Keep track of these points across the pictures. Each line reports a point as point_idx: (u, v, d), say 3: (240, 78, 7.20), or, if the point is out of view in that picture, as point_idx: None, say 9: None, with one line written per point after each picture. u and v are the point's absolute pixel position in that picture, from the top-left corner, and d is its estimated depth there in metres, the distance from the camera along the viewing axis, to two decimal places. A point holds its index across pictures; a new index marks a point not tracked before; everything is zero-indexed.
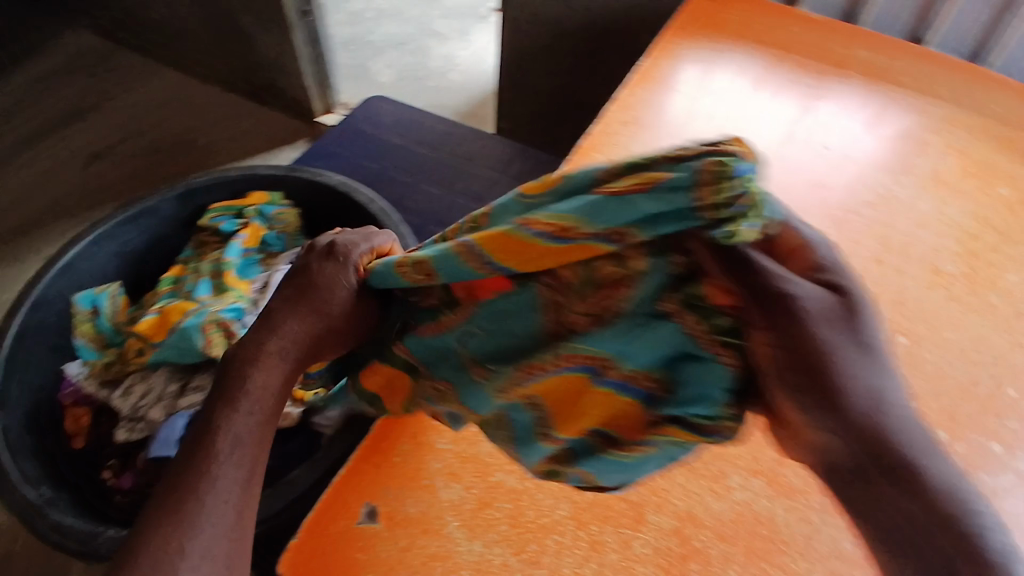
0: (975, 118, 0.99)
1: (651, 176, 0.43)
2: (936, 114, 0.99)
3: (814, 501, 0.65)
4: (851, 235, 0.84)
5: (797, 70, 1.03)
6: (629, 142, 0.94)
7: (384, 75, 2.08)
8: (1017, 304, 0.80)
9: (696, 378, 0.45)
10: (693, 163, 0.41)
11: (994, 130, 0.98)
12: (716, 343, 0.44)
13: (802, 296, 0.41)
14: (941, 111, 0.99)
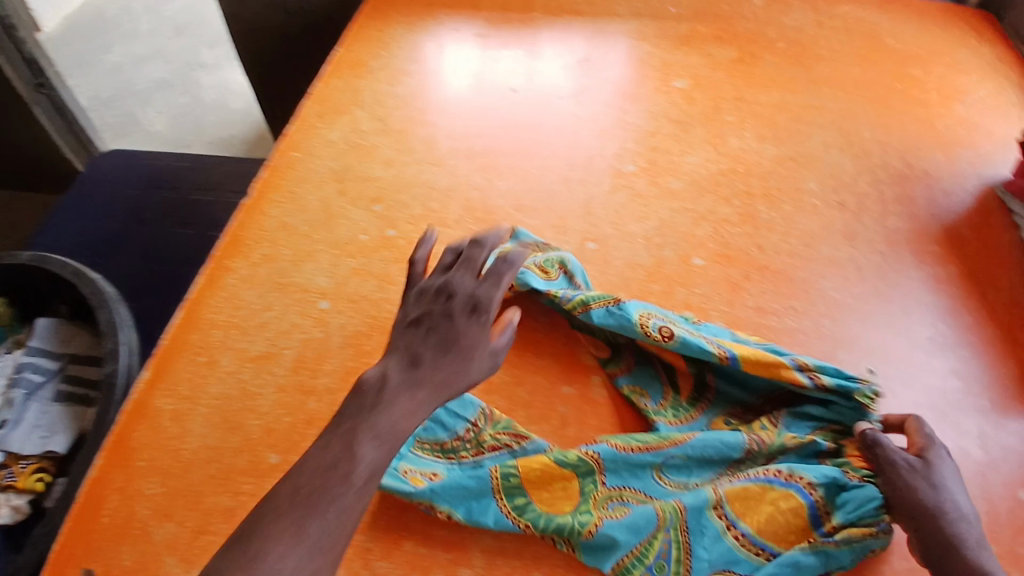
0: (638, 26, 1.09)
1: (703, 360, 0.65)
2: (605, 32, 1.08)
3: (522, 403, 0.68)
4: (538, 157, 0.90)
5: (479, 28, 1.09)
6: (326, 130, 0.94)
7: (158, 121, 1.99)
8: (691, 167, 0.88)
9: (696, 451, 0.61)
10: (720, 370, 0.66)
11: (655, 33, 1.08)
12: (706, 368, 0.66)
13: (934, 480, 0.57)
14: (611, 29, 1.08)
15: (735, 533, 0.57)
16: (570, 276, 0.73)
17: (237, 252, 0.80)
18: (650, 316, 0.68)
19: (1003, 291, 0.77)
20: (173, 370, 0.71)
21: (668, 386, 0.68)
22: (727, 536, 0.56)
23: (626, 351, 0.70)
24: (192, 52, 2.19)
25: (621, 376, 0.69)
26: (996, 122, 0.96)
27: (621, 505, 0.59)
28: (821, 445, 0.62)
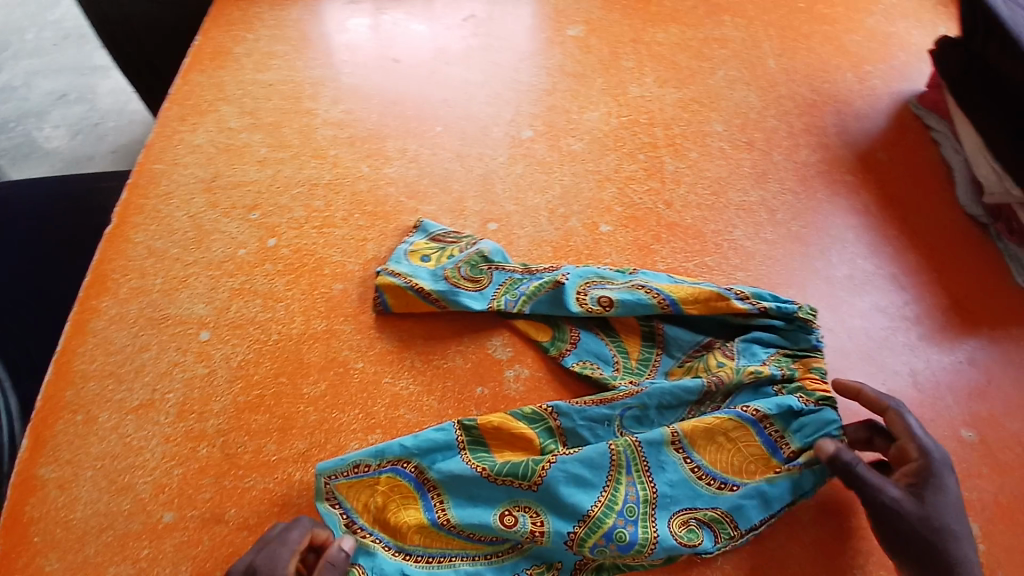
0: None
1: (627, 300, 0.63)
2: None
3: (431, 407, 0.62)
4: (434, 136, 0.83)
5: None
6: (191, 134, 0.84)
7: (55, 138, 1.78)
8: (593, 126, 0.82)
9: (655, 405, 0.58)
10: (644, 306, 0.63)
11: None
12: (618, 309, 0.63)
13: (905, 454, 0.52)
14: None
15: (693, 466, 0.55)
16: (499, 269, 0.69)
17: (103, 290, 0.71)
18: (589, 287, 0.66)
19: (925, 213, 0.74)
20: (47, 435, 0.63)
21: (617, 353, 0.63)
22: (684, 468, 0.55)
23: (569, 326, 0.65)
24: (81, 54, 1.95)
25: (570, 353, 0.63)
26: (904, 31, 0.91)
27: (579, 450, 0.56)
28: (776, 371, 0.59)
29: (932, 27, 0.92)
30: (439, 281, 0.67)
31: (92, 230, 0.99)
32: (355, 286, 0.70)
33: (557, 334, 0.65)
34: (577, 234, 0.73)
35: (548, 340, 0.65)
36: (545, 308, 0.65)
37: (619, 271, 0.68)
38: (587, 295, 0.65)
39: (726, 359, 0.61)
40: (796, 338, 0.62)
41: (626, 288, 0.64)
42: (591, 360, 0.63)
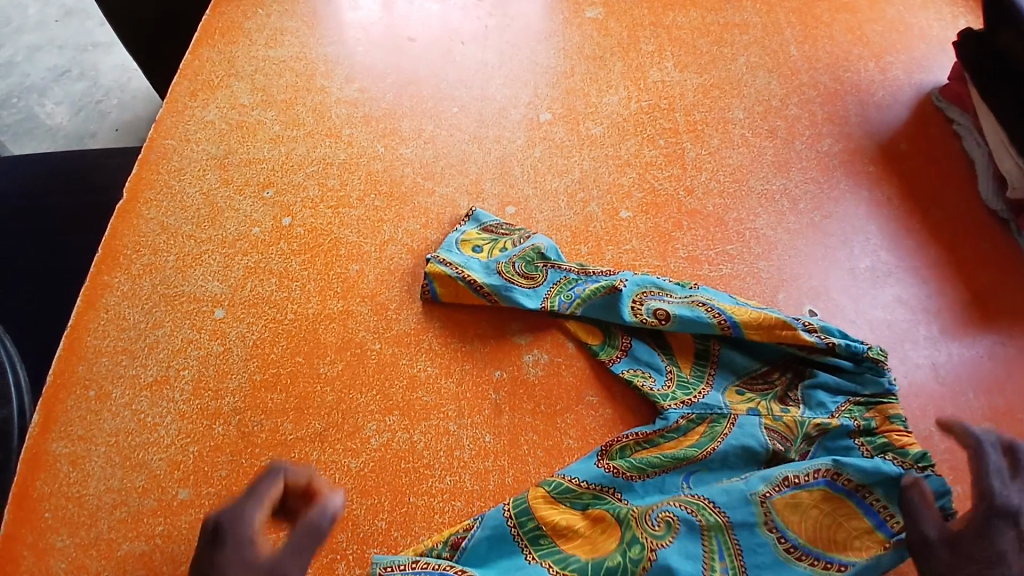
0: None
1: (688, 315, 0.61)
2: None
3: (449, 390, 0.61)
4: (450, 116, 0.82)
5: None
6: (202, 109, 0.83)
7: (58, 115, 1.76)
8: (611, 110, 0.81)
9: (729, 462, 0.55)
10: (702, 325, 0.60)
11: None
12: (675, 324, 0.61)
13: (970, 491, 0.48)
14: None
15: (786, 544, 0.50)
16: (553, 267, 0.67)
17: (114, 265, 0.70)
18: (646, 297, 0.63)
19: (946, 205, 0.74)
20: (60, 411, 0.62)
21: (670, 365, 0.61)
22: (778, 547, 0.50)
23: (621, 332, 0.63)
24: (83, 29, 1.91)
25: (620, 359, 0.62)
26: (928, 21, 0.90)
27: (668, 520, 0.52)
28: (848, 422, 0.55)
29: (956, 18, 0.91)
30: (492, 274, 0.66)
31: (102, 206, 0.98)
32: (371, 267, 0.69)
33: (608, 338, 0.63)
34: (596, 219, 0.72)
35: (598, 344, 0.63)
36: (596, 312, 0.63)
37: (680, 284, 0.65)
38: (645, 305, 0.63)
39: (788, 404, 0.57)
40: (870, 382, 0.58)
41: (688, 303, 0.62)
42: (640, 373, 0.61)
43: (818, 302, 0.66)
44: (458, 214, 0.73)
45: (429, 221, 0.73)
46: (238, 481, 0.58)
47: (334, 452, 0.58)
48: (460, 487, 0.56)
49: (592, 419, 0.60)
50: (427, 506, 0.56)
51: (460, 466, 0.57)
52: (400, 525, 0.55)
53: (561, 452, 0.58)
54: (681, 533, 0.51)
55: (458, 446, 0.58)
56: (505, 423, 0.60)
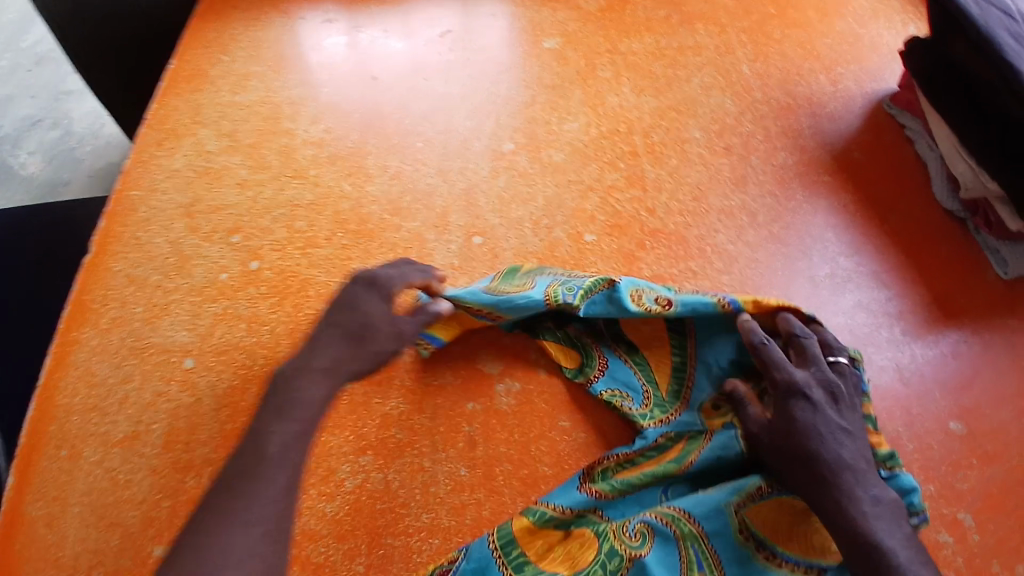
0: None
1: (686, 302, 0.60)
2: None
3: (423, 425, 0.61)
4: (415, 151, 0.83)
5: (338, 16, 0.99)
6: (168, 158, 0.83)
7: (31, 164, 1.76)
8: (572, 136, 0.83)
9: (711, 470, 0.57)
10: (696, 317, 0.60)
11: None
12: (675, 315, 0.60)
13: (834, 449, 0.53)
14: None
15: (767, 553, 0.52)
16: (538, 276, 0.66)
17: (83, 320, 0.70)
18: (642, 291, 0.62)
19: (903, 210, 0.75)
20: (31, 472, 0.62)
21: (646, 385, 0.62)
22: (759, 558, 0.52)
23: (598, 355, 0.64)
24: (55, 79, 1.92)
25: (598, 379, 0.62)
26: (874, 33, 0.93)
27: (644, 531, 0.53)
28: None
29: (900, 30, 0.94)
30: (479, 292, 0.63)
31: (69, 253, 0.98)
32: None
33: (585, 361, 0.64)
34: (562, 245, 0.73)
35: (569, 368, 0.63)
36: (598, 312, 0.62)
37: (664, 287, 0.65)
38: (644, 298, 0.62)
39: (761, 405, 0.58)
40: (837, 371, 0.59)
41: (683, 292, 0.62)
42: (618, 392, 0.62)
43: None
44: (425, 247, 0.74)
45: (397, 257, 0.73)
46: None
47: (307, 497, 0.58)
48: (437, 523, 0.56)
49: (567, 446, 0.60)
50: (404, 546, 0.55)
51: (435, 502, 0.57)
52: (377, 568, 0.54)
53: (537, 481, 0.58)
54: (658, 545, 0.52)
55: (434, 482, 0.58)
56: (480, 454, 0.59)
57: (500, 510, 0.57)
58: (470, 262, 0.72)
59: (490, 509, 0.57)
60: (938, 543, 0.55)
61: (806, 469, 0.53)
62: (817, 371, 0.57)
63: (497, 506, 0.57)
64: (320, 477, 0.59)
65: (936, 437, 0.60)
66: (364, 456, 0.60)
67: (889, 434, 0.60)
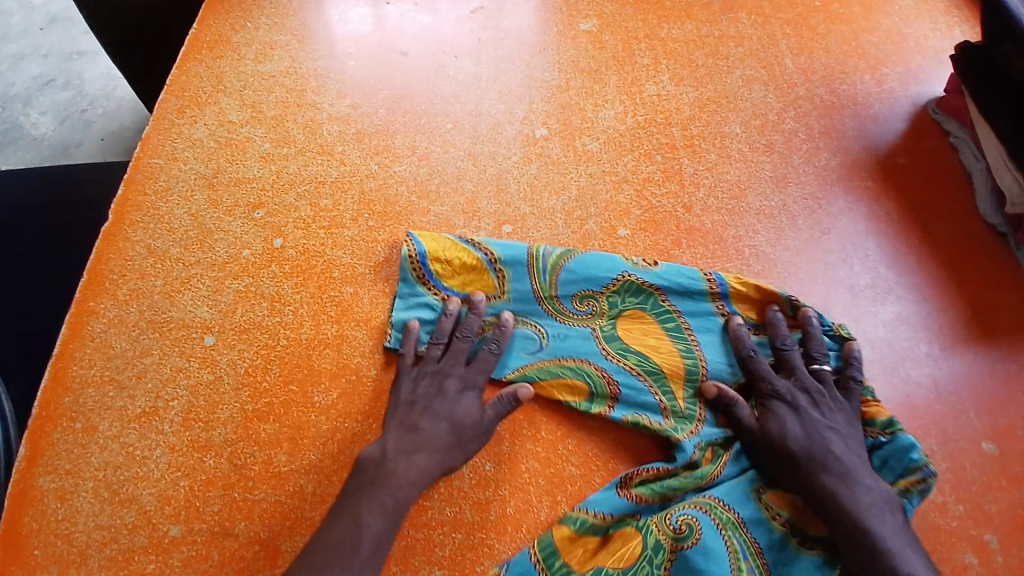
0: None
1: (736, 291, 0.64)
2: None
3: None
4: (444, 132, 0.80)
5: None
6: (190, 126, 0.81)
7: (45, 125, 1.72)
8: (607, 125, 0.80)
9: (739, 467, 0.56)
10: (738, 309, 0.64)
11: None
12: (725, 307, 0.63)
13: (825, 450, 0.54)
14: None
15: (793, 533, 0.52)
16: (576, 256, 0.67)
17: (100, 291, 0.68)
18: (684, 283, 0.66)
19: (944, 220, 0.73)
20: (48, 444, 0.60)
21: (660, 394, 0.59)
22: (786, 537, 0.52)
23: (605, 378, 0.60)
24: (73, 39, 1.87)
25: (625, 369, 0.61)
26: (923, 32, 0.90)
27: (689, 523, 0.52)
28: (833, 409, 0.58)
29: (949, 30, 0.91)
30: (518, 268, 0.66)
31: (89, 223, 0.97)
32: (365, 290, 0.68)
33: (590, 378, 0.60)
34: (593, 238, 0.71)
35: (583, 400, 0.60)
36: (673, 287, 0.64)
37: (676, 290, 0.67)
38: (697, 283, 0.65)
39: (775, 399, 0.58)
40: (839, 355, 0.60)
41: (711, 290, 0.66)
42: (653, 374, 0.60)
43: None
44: (453, 233, 0.72)
45: None
46: (231, 516, 0.56)
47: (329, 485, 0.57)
48: (460, 518, 0.55)
49: (595, 445, 0.59)
50: (425, 539, 0.54)
51: (459, 497, 0.56)
52: (398, 560, 0.53)
53: (563, 479, 0.57)
54: (704, 533, 0.51)
55: (457, 476, 0.57)
56: (505, 449, 0.58)
57: (525, 507, 0.56)
58: None
59: (515, 505, 0.56)
60: (963, 561, 0.54)
61: (787, 468, 0.54)
62: (797, 379, 0.59)
63: (522, 503, 0.56)
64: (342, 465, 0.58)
65: (967, 454, 0.59)
66: None
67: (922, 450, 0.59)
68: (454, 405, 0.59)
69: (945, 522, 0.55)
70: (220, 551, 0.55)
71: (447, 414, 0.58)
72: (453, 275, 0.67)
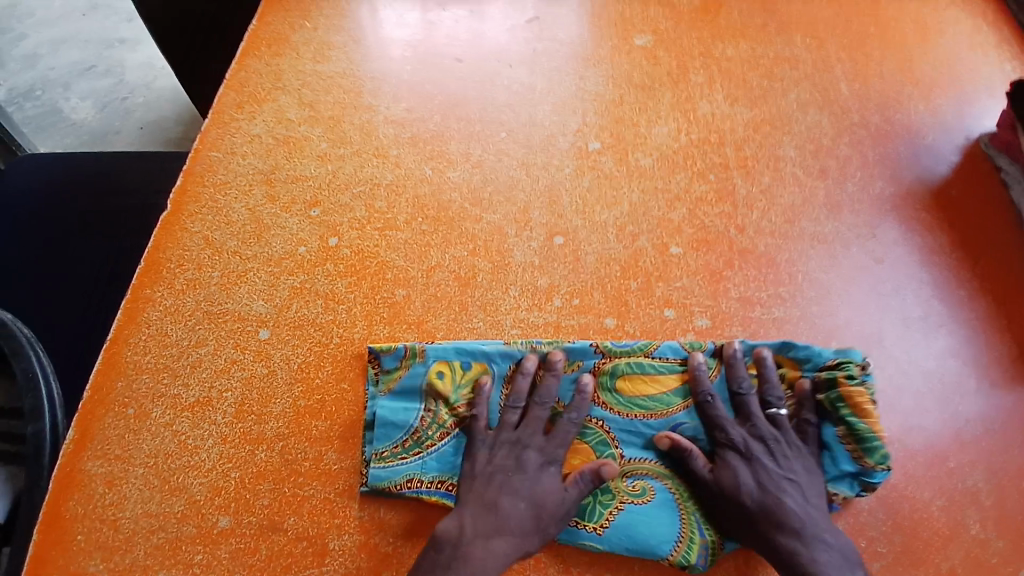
0: None
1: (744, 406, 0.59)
2: None
3: None
4: (496, 140, 0.81)
5: None
6: (248, 122, 0.82)
7: (82, 110, 1.76)
8: (661, 141, 0.80)
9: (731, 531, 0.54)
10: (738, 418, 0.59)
11: None
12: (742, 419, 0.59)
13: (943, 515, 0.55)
14: None
15: None
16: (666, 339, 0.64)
17: (157, 279, 0.70)
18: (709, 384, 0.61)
19: (997, 255, 0.73)
20: (97, 428, 0.62)
21: (679, 495, 0.56)
22: None
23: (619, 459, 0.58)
24: (113, 26, 1.92)
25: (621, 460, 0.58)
26: (982, 62, 0.89)
27: (644, 484, 0.57)
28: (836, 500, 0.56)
29: (1009, 60, 0.90)
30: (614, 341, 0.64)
31: (142, 210, 1.00)
32: (418, 293, 0.68)
33: (586, 505, 0.56)
34: (645, 254, 0.71)
35: (588, 529, 0.55)
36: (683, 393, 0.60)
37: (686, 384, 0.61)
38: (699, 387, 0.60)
39: None
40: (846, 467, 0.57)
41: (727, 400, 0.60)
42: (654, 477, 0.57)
43: (866, 351, 0.65)
44: (506, 242, 0.72)
45: (476, 248, 0.72)
46: (280, 510, 0.57)
47: None
48: None
49: None
50: None
51: None
52: None
53: None
54: (652, 500, 0.56)
55: None
56: None
57: None
58: (552, 262, 0.71)
59: None
60: None
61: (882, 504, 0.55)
62: None
63: None
64: None
65: (1015, 492, 0.58)
66: None
67: (968, 488, 0.58)
68: (534, 481, 0.56)
69: (990, 560, 0.55)
70: (269, 545, 0.56)
71: (527, 493, 0.55)
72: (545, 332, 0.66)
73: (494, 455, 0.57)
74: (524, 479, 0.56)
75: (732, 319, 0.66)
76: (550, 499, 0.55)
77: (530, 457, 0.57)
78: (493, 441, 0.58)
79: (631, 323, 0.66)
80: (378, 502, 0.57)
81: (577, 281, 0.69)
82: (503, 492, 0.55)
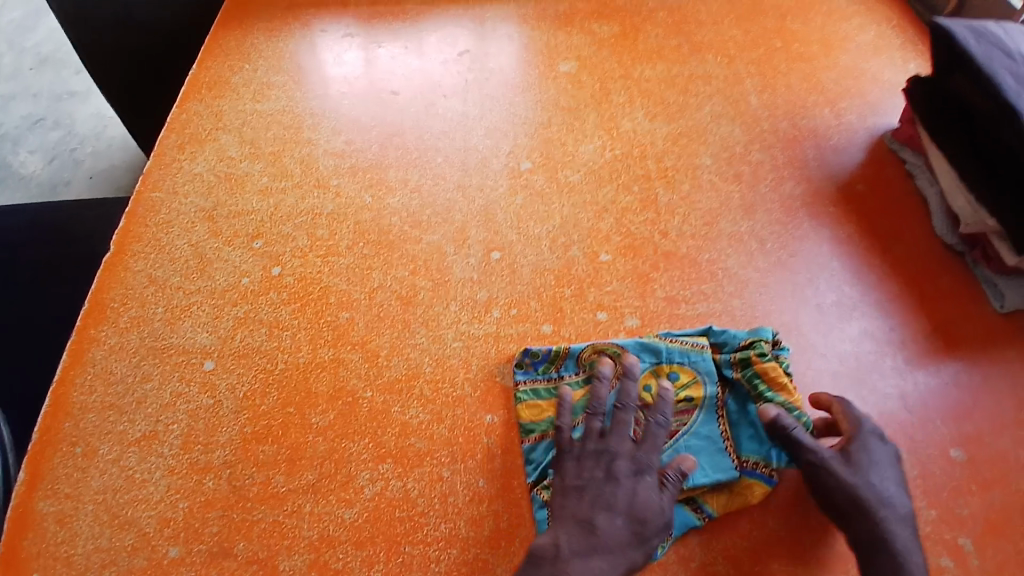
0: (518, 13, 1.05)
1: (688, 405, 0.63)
2: (481, 21, 1.04)
3: (442, 436, 0.63)
4: (430, 166, 0.85)
5: (360, 32, 1.02)
6: (190, 162, 0.85)
7: (33, 163, 1.75)
8: (588, 157, 0.85)
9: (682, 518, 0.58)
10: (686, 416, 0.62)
11: (539, 17, 1.04)
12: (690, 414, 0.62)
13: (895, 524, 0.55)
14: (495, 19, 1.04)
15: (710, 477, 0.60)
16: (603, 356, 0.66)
17: (101, 319, 0.71)
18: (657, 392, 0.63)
19: (905, 241, 0.78)
20: (47, 469, 0.62)
21: None
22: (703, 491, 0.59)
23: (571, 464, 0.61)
24: (58, 78, 1.93)
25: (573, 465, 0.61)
26: (878, 68, 0.97)
27: None
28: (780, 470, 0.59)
29: (903, 65, 0.98)
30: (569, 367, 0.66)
31: (85, 256, 1.01)
32: (361, 314, 0.71)
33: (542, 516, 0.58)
34: (577, 263, 0.75)
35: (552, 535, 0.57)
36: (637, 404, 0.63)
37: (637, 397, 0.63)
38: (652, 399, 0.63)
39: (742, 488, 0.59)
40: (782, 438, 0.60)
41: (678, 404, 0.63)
42: None
43: (788, 338, 0.70)
44: (444, 261, 0.75)
45: (417, 268, 0.75)
46: (230, 537, 0.58)
47: (327, 503, 0.59)
48: (455, 533, 0.58)
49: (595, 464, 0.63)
50: (422, 555, 0.56)
51: (454, 513, 0.59)
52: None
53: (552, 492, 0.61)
54: None
55: (453, 492, 0.60)
56: (496, 469, 0.61)
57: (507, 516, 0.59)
58: (489, 277, 0.74)
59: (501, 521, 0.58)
60: (938, 563, 0.57)
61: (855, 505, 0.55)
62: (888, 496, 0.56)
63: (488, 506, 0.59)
64: (349, 483, 0.60)
65: (938, 461, 0.62)
66: (385, 464, 0.61)
67: None
68: (631, 491, 0.57)
69: (922, 527, 0.59)
70: (220, 572, 0.56)
71: (625, 505, 0.56)
72: (487, 344, 0.69)
73: (582, 468, 0.58)
74: (617, 491, 0.57)
75: (660, 316, 0.70)
76: (649, 509, 0.56)
77: (620, 468, 0.58)
78: (579, 452, 0.59)
79: (567, 328, 0.70)
80: (324, 520, 0.58)
81: (514, 292, 0.73)
82: (600, 506, 0.56)
